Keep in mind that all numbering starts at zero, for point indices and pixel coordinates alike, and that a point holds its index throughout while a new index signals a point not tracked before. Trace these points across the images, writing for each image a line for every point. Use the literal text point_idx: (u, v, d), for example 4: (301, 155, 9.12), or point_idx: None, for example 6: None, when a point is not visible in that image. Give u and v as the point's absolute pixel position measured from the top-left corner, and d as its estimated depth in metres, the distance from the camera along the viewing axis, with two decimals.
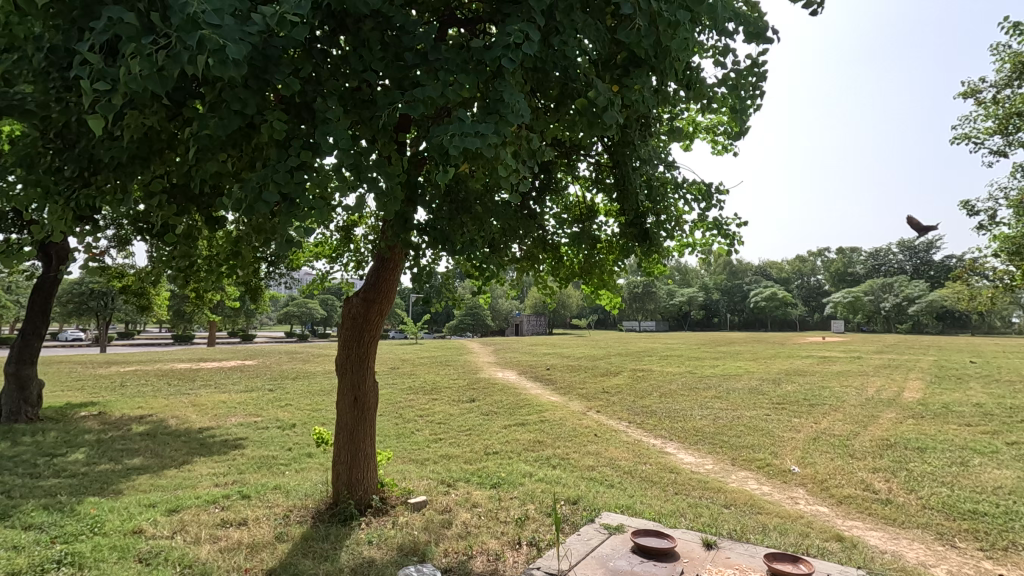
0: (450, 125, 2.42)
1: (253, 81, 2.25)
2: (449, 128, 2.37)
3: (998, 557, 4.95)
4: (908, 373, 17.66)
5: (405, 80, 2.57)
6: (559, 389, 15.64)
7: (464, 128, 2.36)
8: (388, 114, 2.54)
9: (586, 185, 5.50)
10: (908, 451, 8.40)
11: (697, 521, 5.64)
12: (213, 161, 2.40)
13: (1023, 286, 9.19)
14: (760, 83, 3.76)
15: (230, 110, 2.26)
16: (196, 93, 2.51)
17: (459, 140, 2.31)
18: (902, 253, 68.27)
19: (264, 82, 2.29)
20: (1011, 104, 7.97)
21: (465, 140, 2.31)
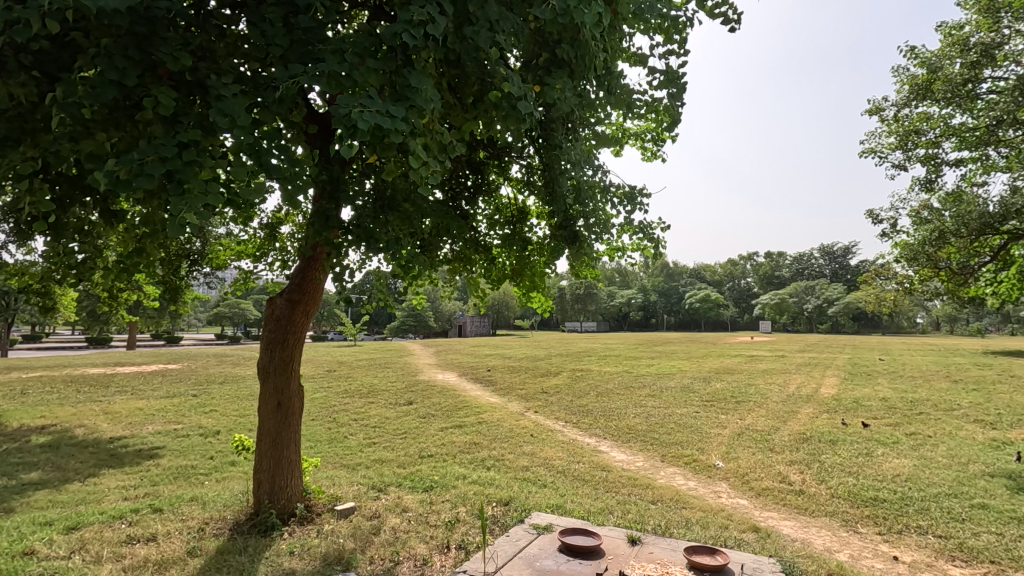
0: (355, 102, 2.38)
1: (134, 50, 2.14)
2: (355, 103, 2.33)
3: (893, 540, 5.35)
4: (825, 369, 18.93)
5: (306, 58, 2.49)
6: (498, 390, 15.64)
7: (372, 104, 2.35)
8: (286, 90, 2.44)
9: (517, 187, 5.51)
10: (821, 444, 8.95)
11: (624, 517, 5.78)
12: (89, 138, 2.20)
13: (921, 289, 10.00)
14: (681, 92, 3.95)
15: (106, 80, 2.12)
16: (73, 65, 2.33)
17: (368, 114, 2.29)
18: (823, 258, 73.16)
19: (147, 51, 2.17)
20: (910, 122, 8.62)
21: (373, 116, 2.30)
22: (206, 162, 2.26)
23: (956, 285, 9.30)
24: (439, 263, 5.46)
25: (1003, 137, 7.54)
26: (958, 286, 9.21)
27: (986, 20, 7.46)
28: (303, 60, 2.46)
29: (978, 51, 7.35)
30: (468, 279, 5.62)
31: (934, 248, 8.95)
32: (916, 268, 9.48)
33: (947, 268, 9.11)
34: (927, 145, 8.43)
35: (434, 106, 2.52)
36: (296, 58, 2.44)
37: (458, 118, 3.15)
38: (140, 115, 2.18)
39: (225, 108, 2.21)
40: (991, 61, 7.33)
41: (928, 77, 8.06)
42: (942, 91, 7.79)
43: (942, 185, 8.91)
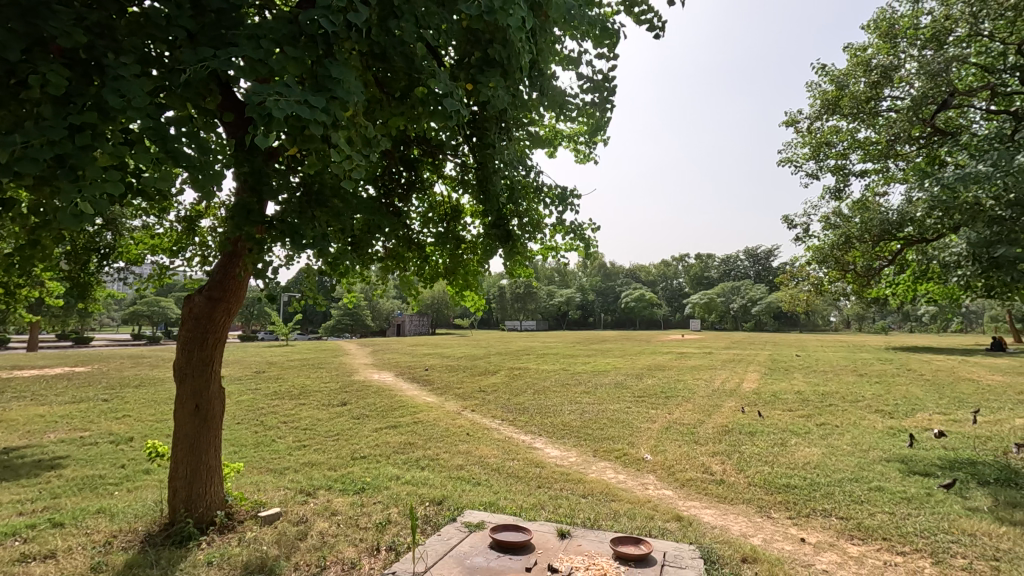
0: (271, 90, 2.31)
1: (18, 22, 1.99)
2: (271, 92, 2.26)
3: (801, 523, 5.75)
4: (748, 365, 20.05)
5: (218, 42, 2.40)
6: (435, 390, 15.52)
7: (289, 93, 2.28)
8: (195, 74, 2.33)
9: (452, 185, 5.49)
10: (741, 436, 9.47)
11: (555, 512, 5.89)
12: None
13: (830, 289, 10.79)
14: (610, 97, 4.08)
15: None
16: None
17: (284, 104, 2.22)
18: (748, 260, 77.48)
19: (34, 26, 2.02)
20: (821, 134, 9.27)
21: (291, 105, 2.23)
22: (104, 147, 2.12)
23: (860, 286, 10.10)
24: (371, 261, 5.36)
25: (900, 152, 8.27)
26: (862, 287, 10.01)
27: (885, 44, 8.15)
28: (216, 45, 2.37)
29: (878, 73, 8.03)
30: (400, 277, 5.55)
31: (841, 252, 9.68)
32: (826, 270, 10.22)
33: (853, 271, 9.88)
34: (837, 156, 9.11)
35: (355, 98, 2.49)
36: (207, 43, 2.34)
37: (386, 113, 3.12)
38: (24, 94, 2.01)
39: (124, 90, 2.07)
40: (889, 82, 8.02)
41: (836, 93, 8.70)
42: (849, 107, 8.45)
43: (849, 194, 9.64)
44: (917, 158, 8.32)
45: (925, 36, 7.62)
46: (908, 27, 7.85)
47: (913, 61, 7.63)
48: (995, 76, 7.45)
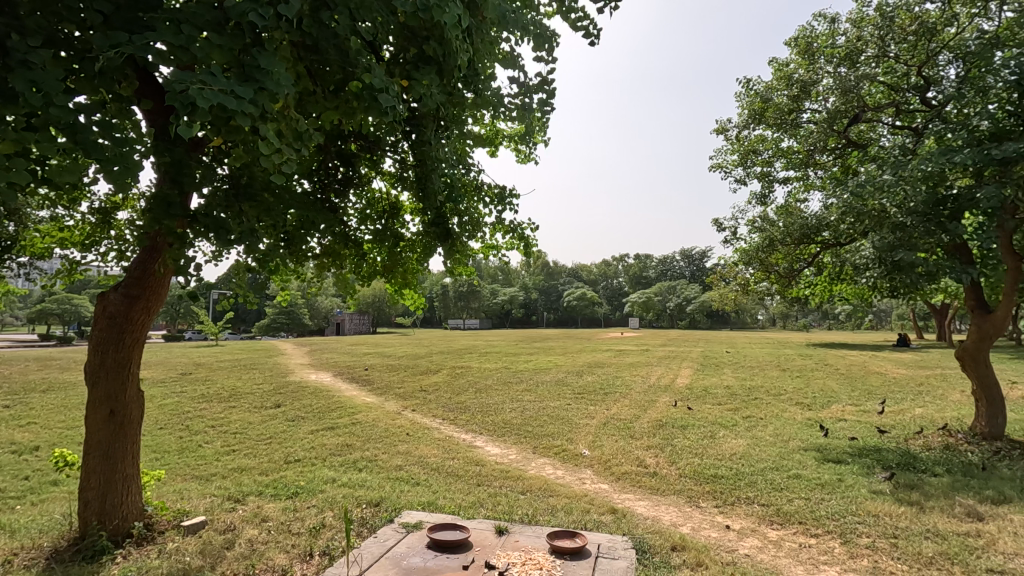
0: (195, 79, 2.20)
1: None
2: (195, 81, 2.16)
3: (727, 511, 6.06)
4: (682, 362, 20.90)
5: (135, 26, 2.26)
6: (375, 390, 15.22)
7: (213, 83, 2.18)
8: (110, 60, 2.18)
9: (391, 181, 5.40)
10: (674, 429, 9.86)
11: (494, 509, 5.93)
12: None
13: (756, 289, 11.39)
14: (548, 98, 4.15)
15: None
16: None
17: (209, 93, 2.12)
18: (683, 261, 80.73)
19: None
20: (748, 142, 9.75)
21: (216, 95, 2.13)
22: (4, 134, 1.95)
23: (783, 286, 10.74)
24: (306, 259, 5.20)
25: (819, 161, 8.86)
26: (784, 287, 10.66)
27: (805, 60, 8.68)
28: (132, 29, 2.24)
29: (799, 87, 8.57)
30: (336, 276, 5.40)
31: (766, 254, 10.25)
32: (752, 271, 10.79)
33: (776, 272, 10.49)
34: (763, 164, 9.64)
35: (285, 91, 2.41)
36: (122, 27, 2.21)
37: (319, 106, 3.04)
38: None
39: (32, 75, 1.92)
40: (809, 95, 8.59)
41: (760, 105, 9.12)
42: (773, 117, 8.97)
43: (773, 199, 10.22)
44: (833, 167, 8.94)
45: (839, 55, 8.20)
46: (825, 45, 8.41)
47: (829, 77, 8.19)
48: (900, 93, 8.11)
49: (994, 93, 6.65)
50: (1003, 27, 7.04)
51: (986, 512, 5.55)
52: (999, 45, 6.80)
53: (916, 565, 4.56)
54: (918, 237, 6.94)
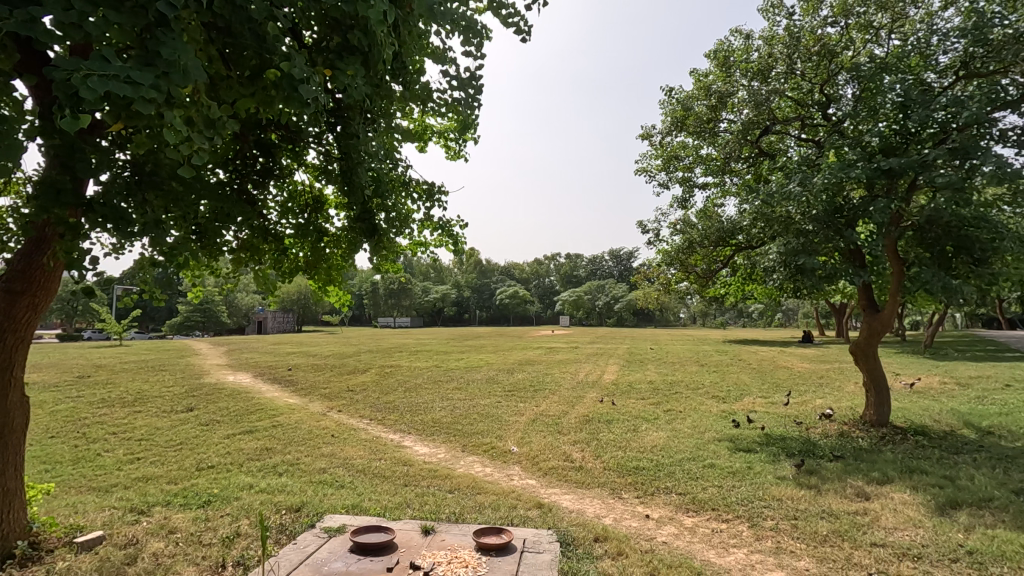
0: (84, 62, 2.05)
1: None
2: (83, 66, 2.01)
3: (646, 501, 6.32)
4: (609, 358, 21.59)
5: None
6: (298, 390, 14.61)
7: (105, 69, 2.04)
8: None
9: (314, 174, 5.19)
10: (600, 424, 10.16)
11: (421, 509, 5.87)
12: None
13: (677, 288, 11.96)
14: (477, 95, 4.15)
15: None
16: None
17: (96, 81, 1.99)
18: (612, 261, 83.33)
19: None
20: (671, 148, 10.20)
21: (108, 83, 2.01)
22: None
23: (701, 286, 11.33)
24: (221, 253, 4.90)
25: (734, 168, 9.42)
26: (702, 287, 11.26)
27: (722, 73, 9.18)
28: (14, 4, 2.03)
29: (717, 98, 9.07)
30: (254, 271, 5.13)
31: (685, 255, 10.79)
32: (673, 271, 11.32)
33: (695, 272, 11.05)
34: (684, 169, 10.11)
35: (192, 80, 2.29)
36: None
37: (232, 93, 2.87)
38: None
39: None
40: (725, 106, 9.10)
41: (682, 113, 9.57)
42: (694, 126, 9.43)
43: (693, 203, 10.76)
44: (746, 174, 9.53)
45: (753, 69, 8.75)
46: (741, 59, 8.94)
47: (744, 90, 8.73)
48: (805, 108, 8.77)
49: (883, 112, 7.34)
50: (891, 53, 7.77)
51: (872, 492, 6.13)
52: (889, 69, 7.51)
53: (812, 543, 4.96)
54: (819, 242, 7.55)
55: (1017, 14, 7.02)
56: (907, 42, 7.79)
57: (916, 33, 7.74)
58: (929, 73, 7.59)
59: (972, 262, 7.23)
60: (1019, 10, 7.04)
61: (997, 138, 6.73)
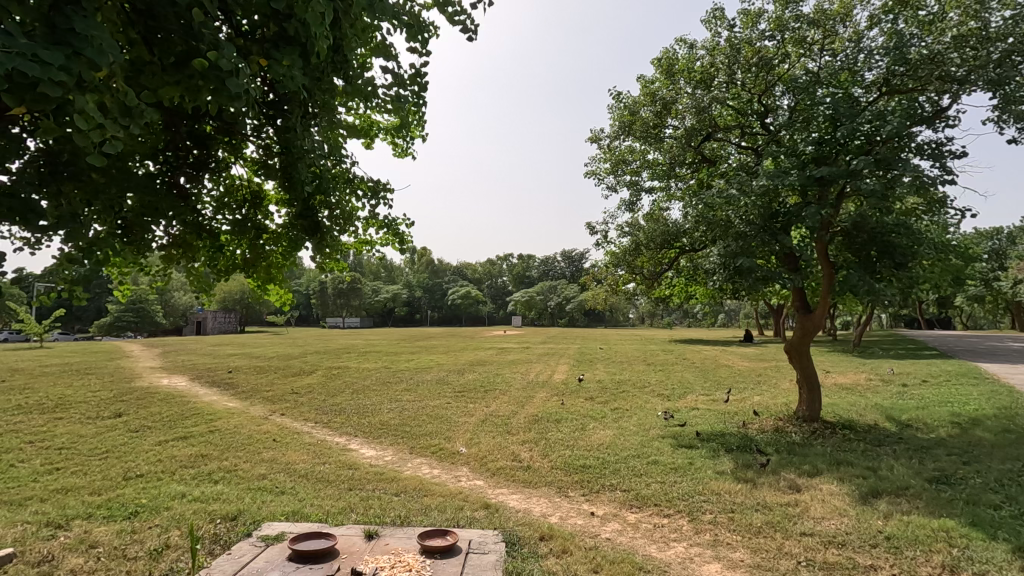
0: None
1: None
2: None
3: (592, 499, 6.42)
4: (559, 358, 21.87)
5: None
6: (239, 393, 14.02)
7: (9, 44, 1.90)
8: None
9: (253, 168, 4.99)
10: (548, 423, 10.25)
11: (365, 513, 5.74)
12: None
13: (624, 288, 12.20)
14: (421, 92, 4.10)
15: None
16: None
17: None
18: (564, 262, 84.51)
19: None
20: (618, 152, 10.40)
21: (12, 60, 1.87)
22: None
23: (647, 287, 11.61)
24: (149, 250, 4.62)
25: (679, 173, 9.71)
26: (649, 288, 11.54)
27: (667, 80, 9.45)
28: None
29: (662, 104, 9.33)
30: (187, 269, 4.87)
31: (633, 257, 11.04)
32: (620, 272, 11.56)
33: (642, 274, 11.32)
34: (631, 173, 10.35)
35: (109, 61, 2.15)
36: None
37: (155, 81, 2.73)
38: None
39: None
40: (670, 113, 9.37)
41: (630, 118, 9.78)
42: (640, 130, 9.66)
43: (640, 207, 11.01)
44: (690, 179, 9.85)
45: (696, 78, 9.05)
46: (684, 68, 9.23)
47: (688, 98, 9.01)
48: (745, 117, 9.15)
49: (815, 124, 7.74)
50: (823, 68, 8.22)
51: (803, 484, 6.45)
52: (820, 83, 7.93)
53: (747, 534, 5.17)
54: (756, 246, 7.90)
55: (933, 37, 7.57)
56: (837, 58, 8.25)
57: (845, 50, 8.22)
58: (857, 88, 8.07)
59: (894, 266, 7.71)
60: (934, 33, 7.59)
61: (915, 151, 7.23)
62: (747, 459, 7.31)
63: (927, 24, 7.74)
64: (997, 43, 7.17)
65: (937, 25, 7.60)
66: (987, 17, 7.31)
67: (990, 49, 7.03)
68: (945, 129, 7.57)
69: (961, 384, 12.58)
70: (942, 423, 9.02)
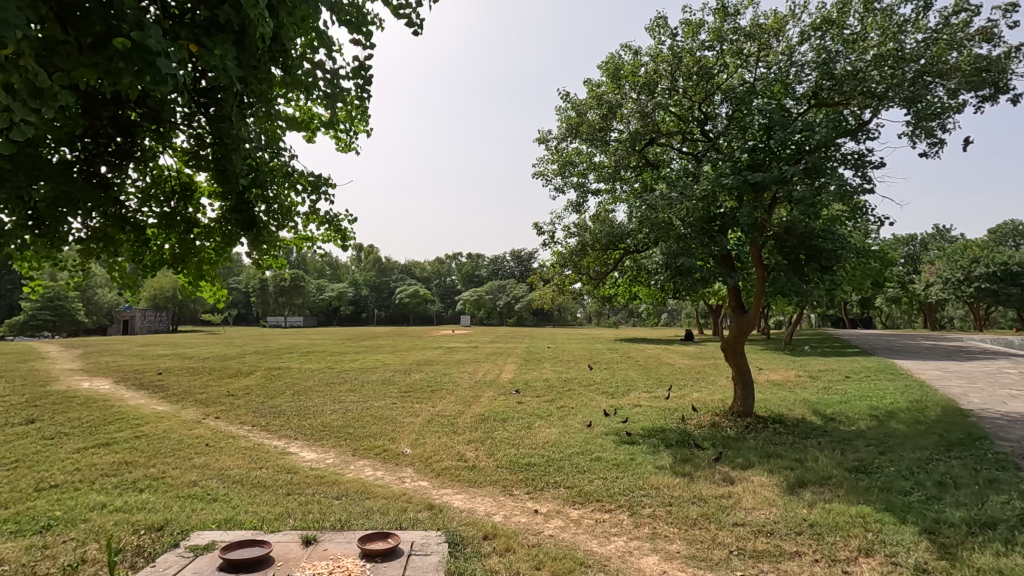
0: None
1: None
2: None
3: (536, 496, 6.47)
4: (507, 358, 21.95)
5: None
6: (169, 396, 13.27)
7: None
8: None
9: (184, 158, 4.73)
10: (494, 423, 10.27)
11: (304, 519, 5.57)
12: None
13: (570, 288, 12.37)
14: (365, 86, 4.02)
15: None
16: None
17: None
18: (513, 262, 85.00)
19: None
20: (566, 153, 10.54)
21: None
22: None
23: (593, 287, 11.84)
24: (65, 244, 4.29)
25: (624, 176, 9.95)
26: (594, 288, 11.77)
27: (613, 84, 9.65)
28: None
29: (607, 108, 9.53)
30: (108, 264, 4.56)
31: (579, 257, 11.22)
32: (566, 272, 11.71)
33: (587, 274, 11.52)
34: (578, 175, 10.51)
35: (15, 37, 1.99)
36: None
37: (70, 61, 2.53)
38: None
39: None
40: (615, 117, 9.58)
41: (577, 120, 9.94)
42: (587, 133, 9.83)
43: (586, 208, 11.20)
44: (634, 182, 10.11)
45: (640, 83, 9.29)
46: (629, 73, 9.45)
47: (632, 103, 9.23)
48: (686, 124, 9.48)
49: (751, 132, 8.10)
50: (759, 79, 8.61)
51: (736, 477, 6.75)
52: (756, 93, 8.31)
53: (683, 526, 5.35)
54: (695, 248, 8.19)
55: (856, 55, 8.07)
56: (771, 70, 8.67)
57: (778, 63, 8.64)
58: (789, 99, 8.50)
59: (820, 269, 8.18)
60: (857, 50, 8.10)
61: (839, 161, 7.69)
62: (685, 453, 7.56)
63: (851, 43, 8.24)
64: (912, 64, 7.71)
65: (859, 44, 8.12)
66: (903, 39, 7.87)
67: (905, 69, 7.57)
68: (866, 142, 8.09)
69: (879, 380, 13.51)
70: (862, 416, 9.66)
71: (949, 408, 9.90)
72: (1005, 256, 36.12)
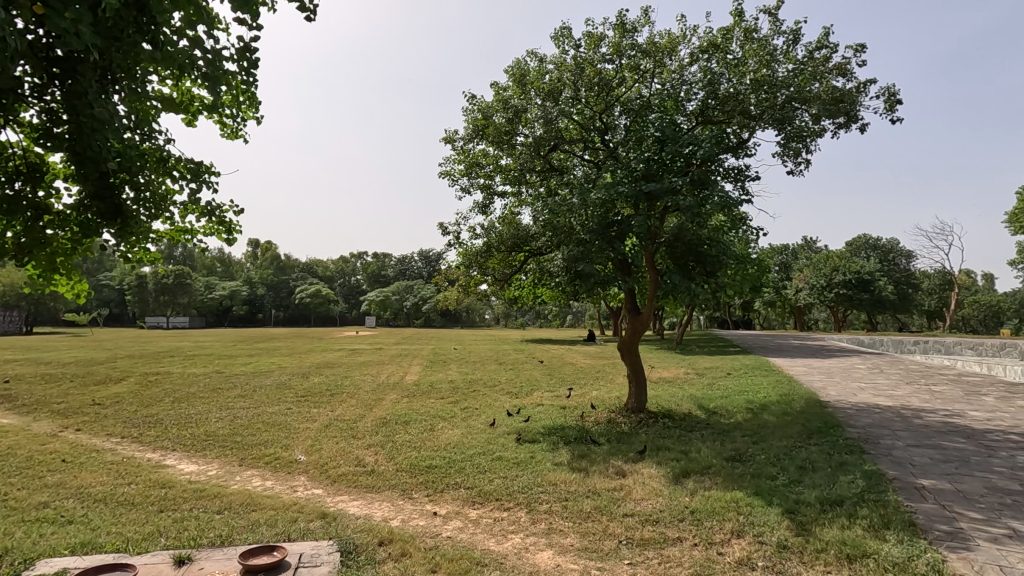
0: None
1: None
2: None
3: (435, 499, 6.40)
4: (412, 359, 21.57)
5: None
6: (17, 408, 11.60)
7: None
8: None
9: (33, 135, 4.18)
10: (396, 426, 10.03)
11: (178, 537, 5.10)
12: None
13: (476, 289, 12.39)
14: (251, 68, 3.78)
15: None
16: None
17: None
18: (421, 262, 83.84)
19: None
20: (471, 154, 10.54)
21: None
22: None
23: (498, 289, 11.94)
24: None
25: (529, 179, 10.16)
26: (499, 289, 11.88)
27: (519, 89, 9.81)
28: None
29: (513, 112, 9.67)
30: None
31: (484, 259, 11.27)
32: (471, 273, 11.70)
33: (492, 276, 11.61)
34: (484, 176, 10.55)
35: None
36: None
37: None
38: None
39: None
40: (521, 121, 9.74)
41: (483, 121, 9.98)
42: (493, 135, 9.92)
43: (492, 210, 11.28)
44: (539, 186, 10.36)
45: (545, 90, 9.53)
46: (535, 79, 9.67)
47: (537, 108, 9.45)
48: (588, 132, 9.85)
49: (646, 143, 8.58)
50: (654, 94, 9.16)
51: (627, 470, 7.10)
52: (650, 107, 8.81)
53: (577, 520, 5.54)
54: (593, 252, 8.54)
55: (736, 78, 8.80)
56: (665, 86, 9.26)
57: (671, 81, 9.25)
58: (680, 115, 9.09)
59: (706, 273, 8.85)
60: (738, 74, 8.83)
61: (721, 175, 8.36)
62: (582, 450, 7.83)
63: (734, 67, 8.91)
64: (783, 90, 8.53)
65: (740, 68, 8.84)
66: (775, 67, 8.72)
67: (777, 94, 8.38)
68: (745, 159, 8.85)
69: (755, 376, 14.84)
70: (739, 409, 10.53)
71: (811, 400, 11.09)
72: (859, 265, 41.13)
